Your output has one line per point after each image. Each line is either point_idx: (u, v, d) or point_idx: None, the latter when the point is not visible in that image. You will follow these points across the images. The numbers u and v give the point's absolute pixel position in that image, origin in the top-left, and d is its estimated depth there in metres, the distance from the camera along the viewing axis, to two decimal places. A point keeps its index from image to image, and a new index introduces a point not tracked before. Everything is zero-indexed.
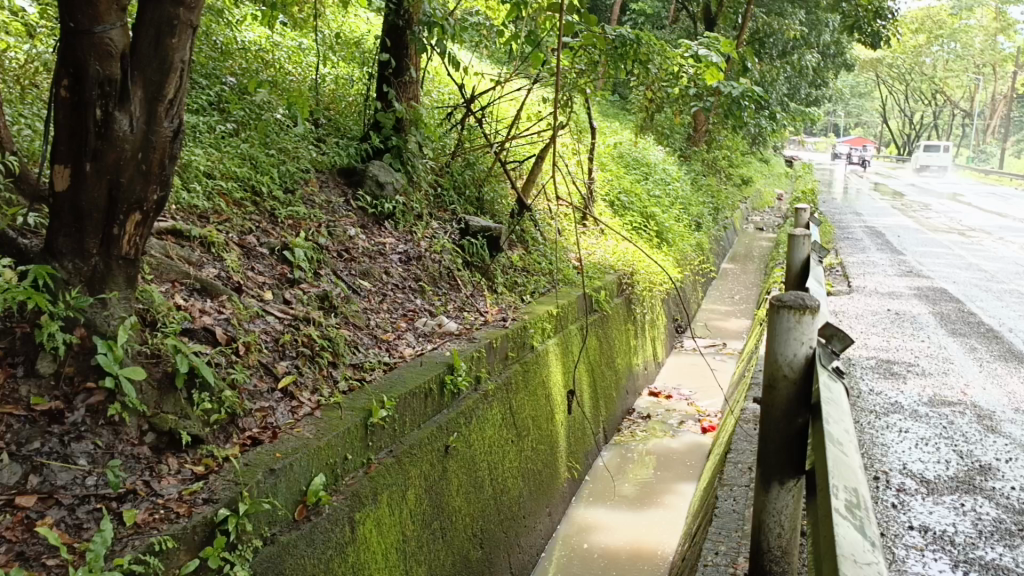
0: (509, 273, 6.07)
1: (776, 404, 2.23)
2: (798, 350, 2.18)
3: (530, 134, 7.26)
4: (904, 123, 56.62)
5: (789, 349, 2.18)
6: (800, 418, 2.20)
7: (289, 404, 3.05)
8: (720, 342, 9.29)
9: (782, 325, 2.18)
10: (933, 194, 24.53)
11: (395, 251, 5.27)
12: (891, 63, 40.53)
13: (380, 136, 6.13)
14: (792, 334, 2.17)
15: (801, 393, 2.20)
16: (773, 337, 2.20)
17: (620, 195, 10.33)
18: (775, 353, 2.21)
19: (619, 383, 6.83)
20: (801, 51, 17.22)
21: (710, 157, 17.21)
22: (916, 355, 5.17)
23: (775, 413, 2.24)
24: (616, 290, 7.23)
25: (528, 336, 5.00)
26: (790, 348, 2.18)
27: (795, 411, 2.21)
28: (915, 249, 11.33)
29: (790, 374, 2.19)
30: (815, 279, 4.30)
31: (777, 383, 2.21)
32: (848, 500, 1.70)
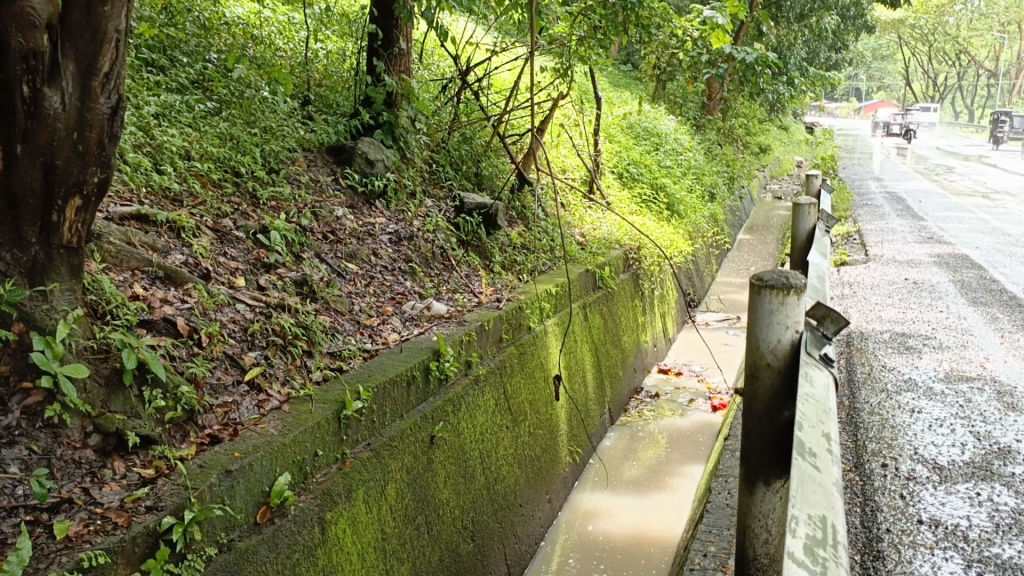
0: (506, 251, 5.88)
1: (761, 393, 2.14)
2: (782, 333, 2.09)
3: (530, 106, 7.01)
4: (928, 85, 55.28)
5: (772, 332, 2.09)
6: (785, 412, 2.13)
7: (255, 398, 2.87)
8: (733, 316, 9.05)
9: (764, 308, 2.07)
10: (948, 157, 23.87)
11: (385, 231, 5.09)
12: (913, 25, 39.48)
13: (370, 112, 5.92)
14: (776, 317, 2.07)
15: (786, 382, 2.11)
16: (756, 320, 2.11)
17: (629, 166, 10.06)
18: (757, 338, 2.12)
19: (626, 361, 6.63)
20: (818, 13, 16.77)
21: (726, 125, 16.81)
22: (934, 327, 4.91)
23: (758, 406, 2.17)
24: (621, 265, 7.02)
25: (523, 316, 4.81)
26: (773, 332, 2.09)
27: (780, 403, 2.12)
28: (936, 214, 10.96)
29: (776, 359, 2.10)
30: (820, 250, 4.08)
31: (760, 372, 2.13)
32: (810, 536, 1.58)
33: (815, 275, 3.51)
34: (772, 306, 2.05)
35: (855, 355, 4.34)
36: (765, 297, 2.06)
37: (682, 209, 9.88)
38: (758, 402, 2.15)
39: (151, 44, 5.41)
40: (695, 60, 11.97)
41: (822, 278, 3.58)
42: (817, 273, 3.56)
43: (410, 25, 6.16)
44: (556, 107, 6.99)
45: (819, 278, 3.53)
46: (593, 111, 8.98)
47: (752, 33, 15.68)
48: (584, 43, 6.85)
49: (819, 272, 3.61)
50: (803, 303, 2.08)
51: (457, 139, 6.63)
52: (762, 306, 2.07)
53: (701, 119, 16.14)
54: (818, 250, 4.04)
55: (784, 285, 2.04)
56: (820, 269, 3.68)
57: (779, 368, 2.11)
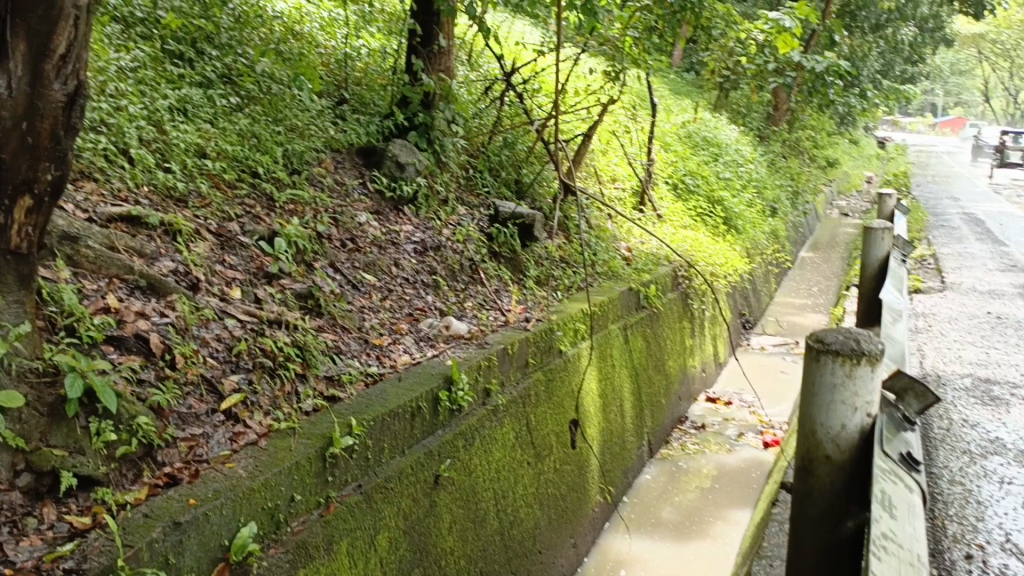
0: (542, 266, 5.50)
1: (818, 489, 2.04)
2: (848, 416, 1.96)
3: (579, 112, 6.61)
4: (1011, 102, 52.78)
5: (836, 412, 1.96)
6: (846, 521, 2.03)
7: (229, 430, 2.53)
8: (791, 341, 8.48)
9: (825, 380, 1.95)
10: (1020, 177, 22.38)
11: (410, 240, 4.76)
12: (996, 39, 37.74)
13: (406, 113, 5.61)
14: (839, 392, 1.95)
15: (846, 478, 2.00)
16: (815, 396, 1.98)
17: (684, 177, 9.56)
18: (819, 419, 1.99)
19: (670, 388, 6.15)
20: (896, 24, 15.96)
21: (792, 138, 16.09)
22: (1020, 373, 4.32)
23: (816, 507, 2.05)
24: (669, 283, 6.56)
25: (554, 339, 4.41)
26: (838, 413, 1.96)
27: (838, 506, 2.03)
28: (1019, 239, 10.15)
29: (840, 448, 1.98)
30: (896, 284, 3.60)
31: (819, 467, 2.02)
32: None
33: (887, 321, 3.03)
34: (837, 377, 1.92)
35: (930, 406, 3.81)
36: (828, 364, 1.93)
37: (740, 224, 9.34)
38: (811, 505, 2.06)
39: (179, 35, 5.21)
40: (760, 68, 11.40)
41: (896, 322, 3.11)
42: (891, 319, 3.08)
43: (453, 22, 5.83)
44: (606, 113, 6.57)
45: (894, 324, 3.05)
46: (649, 119, 8.53)
47: (823, 41, 14.95)
48: (638, 45, 6.41)
49: (893, 316, 3.14)
50: (874, 376, 1.95)
51: (498, 143, 6.27)
52: (823, 378, 1.95)
53: (765, 130, 15.48)
54: (895, 284, 3.58)
55: (850, 352, 1.92)
56: (893, 312, 3.20)
57: (843, 460, 1.99)
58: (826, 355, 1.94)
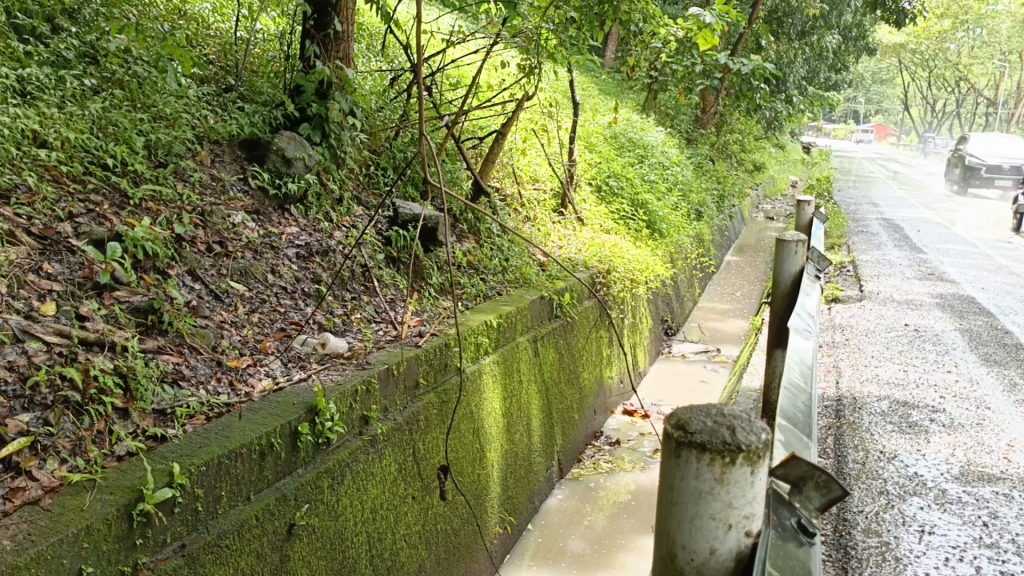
0: (446, 272, 5.08)
1: None
2: (719, 536, 1.47)
3: (492, 107, 6.20)
4: (928, 110, 54.82)
5: (702, 531, 1.47)
6: None
7: (5, 485, 2.06)
8: (713, 349, 8.27)
9: (687, 490, 1.46)
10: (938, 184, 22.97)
11: (293, 243, 4.27)
12: (915, 50, 38.94)
13: (298, 102, 5.10)
14: (706, 502, 1.45)
15: None
16: (676, 507, 1.49)
17: (608, 178, 9.28)
18: (680, 538, 1.50)
19: (584, 402, 5.79)
20: (821, 31, 16.14)
21: (721, 141, 16.05)
22: (942, 395, 4.11)
23: None
24: (586, 290, 6.22)
25: (449, 355, 3.97)
26: (705, 532, 1.47)
27: None
28: (936, 246, 10.22)
29: None
30: (807, 307, 3.27)
31: None
32: None
33: (795, 357, 2.70)
34: (703, 485, 1.43)
35: (845, 437, 3.60)
36: (693, 465, 1.43)
37: (664, 227, 9.10)
38: None
39: (31, 8, 4.62)
40: (687, 70, 11.22)
41: (805, 358, 2.78)
42: (800, 354, 2.75)
43: (352, 6, 5.33)
44: (520, 109, 6.18)
45: (803, 361, 2.72)
46: (572, 118, 8.19)
47: (751, 45, 14.95)
48: (554, 37, 6.03)
49: (802, 350, 2.81)
50: (753, 480, 1.45)
51: (404, 138, 5.82)
52: (687, 481, 1.45)
53: (693, 133, 15.38)
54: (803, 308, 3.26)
55: (721, 446, 1.42)
56: (801, 344, 2.88)
57: None
58: (688, 449, 1.44)
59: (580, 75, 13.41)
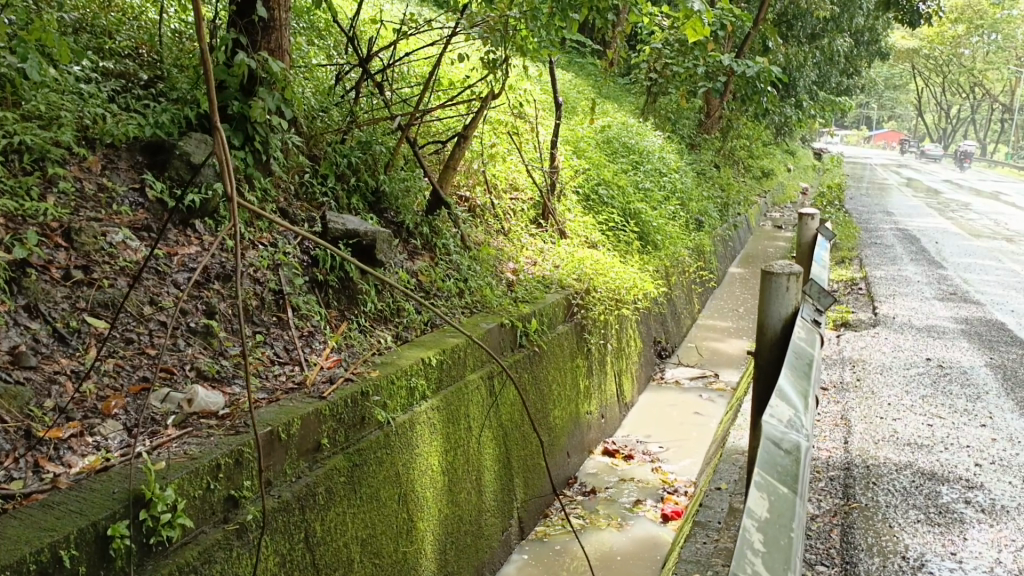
0: (388, 297, 4.36)
1: None
2: None
3: (454, 107, 5.50)
4: (942, 115, 53.86)
5: None
6: None
7: None
8: (710, 374, 7.49)
9: None
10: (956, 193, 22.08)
11: (189, 265, 3.55)
12: (927, 55, 38.07)
13: (217, 98, 4.37)
14: None
15: None
16: None
17: (598, 186, 8.55)
18: None
19: (557, 445, 5.05)
20: (831, 34, 15.45)
21: (726, 146, 15.31)
22: (977, 464, 3.35)
23: None
24: (560, 314, 5.48)
25: (367, 406, 3.24)
26: None
27: None
28: (955, 260, 9.45)
29: None
30: (793, 390, 2.25)
31: None
32: None
33: (761, 513, 1.67)
34: None
35: (857, 528, 2.84)
36: None
37: (659, 239, 8.37)
38: None
39: None
40: (688, 71, 10.51)
41: (777, 516, 1.69)
42: (769, 507, 1.70)
43: None
44: (485, 108, 5.47)
45: (778, 524, 1.68)
46: (556, 121, 7.50)
47: (757, 47, 14.25)
48: (523, 27, 5.31)
49: (776, 498, 1.75)
50: None
51: (351, 142, 5.12)
52: None
53: (696, 138, 14.62)
54: (783, 396, 2.19)
55: None
56: (776, 477, 1.82)
57: None
58: None
59: (576, 77, 12.72)
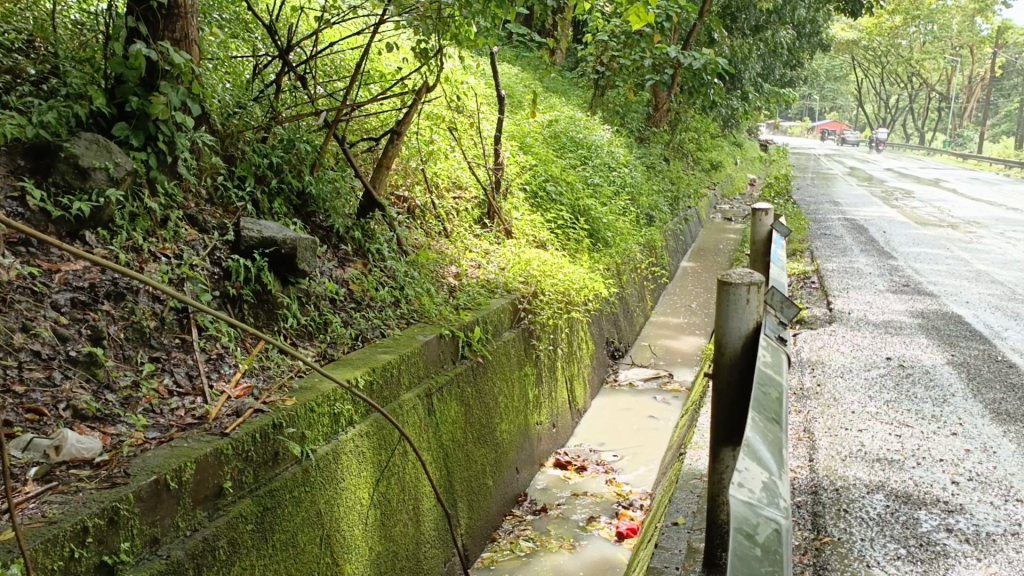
0: (312, 310, 3.95)
1: None
2: None
3: (385, 101, 5.09)
4: (883, 106, 54.94)
5: None
6: None
7: None
8: (664, 374, 7.22)
9: None
10: (900, 181, 22.32)
11: (75, 283, 3.11)
12: (868, 46, 38.66)
13: (114, 94, 3.89)
14: None
15: None
16: None
17: (545, 182, 8.22)
18: None
19: (503, 464, 4.67)
20: (775, 26, 15.38)
21: (675, 139, 15.15)
22: (953, 483, 3.14)
23: None
24: (505, 320, 5.11)
25: (281, 440, 2.84)
26: None
27: None
28: (905, 249, 9.35)
29: None
30: (767, 453, 1.65)
31: None
32: None
33: None
34: None
35: (831, 568, 2.55)
36: None
37: (609, 236, 8.08)
38: None
39: None
40: (635, 64, 10.27)
41: None
42: None
43: None
44: (419, 102, 5.08)
45: None
46: (499, 115, 7.14)
47: (703, 38, 14.07)
48: (456, 14, 4.93)
49: None
50: None
51: (272, 140, 4.68)
52: None
53: (645, 131, 14.40)
54: (753, 458, 1.59)
55: None
56: None
57: None
58: None
59: (522, 71, 12.37)
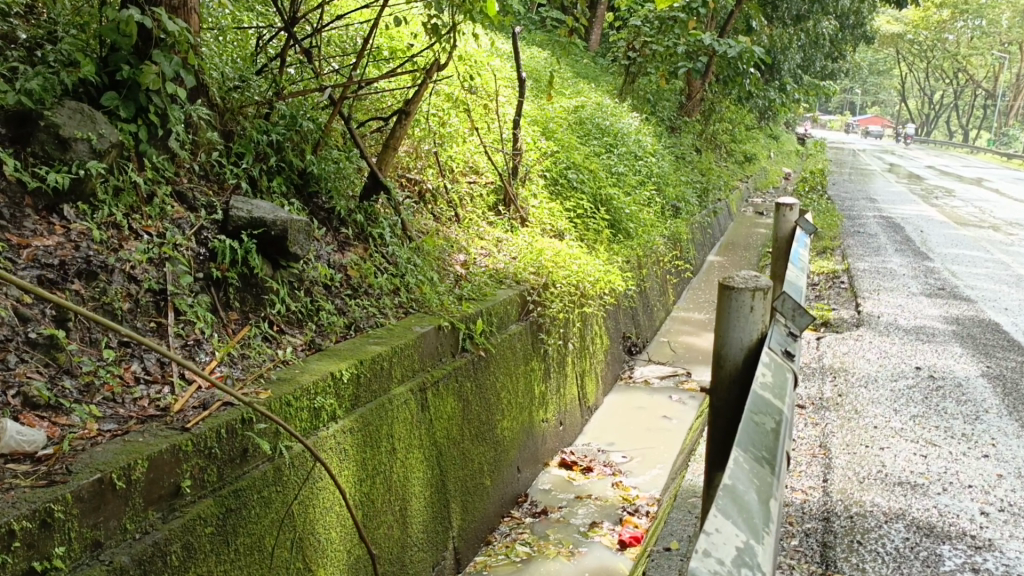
0: (302, 296, 3.75)
1: None
2: None
3: (395, 79, 4.86)
4: (926, 102, 53.55)
5: None
6: None
7: None
8: (682, 372, 6.95)
9: None
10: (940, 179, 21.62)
11: (45, 260, 2.94)
12: (912, 40, 37.58)
13: (106, 62, 3.70)
14: None
15: None
16: None
17: (567, 169, 7.95)
18: None
19: (505, 464, 4.49)
20: (817, 16, 14.87)
21: (708, 130, 14.75)
22: (981, 515, 2.87)
23: None
24: (513, 312, 4.89)
25: (251, 436, 2.65)
26: None
27: None
28: (942, 251, 8.95)
29: None
30: (749, 499, 1.52)
31: None
32: None
33: None
34: None
35: None
36: None
37: (632, 228, 7.80)
38: None
39: None
40: (668, 50, 9.92)
41: None
42: None
43: None
44: (430, 80, 4.84)
45: None
46: (519, 98, 6.87)
47: (741, 26, 13.64)
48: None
49: None
50: None
51: (274, 117, 4.48)
52: None
53: (676, 120, 14.02)
54: (730, 506, 1.46)
55: None
56: None
57: None
58: None
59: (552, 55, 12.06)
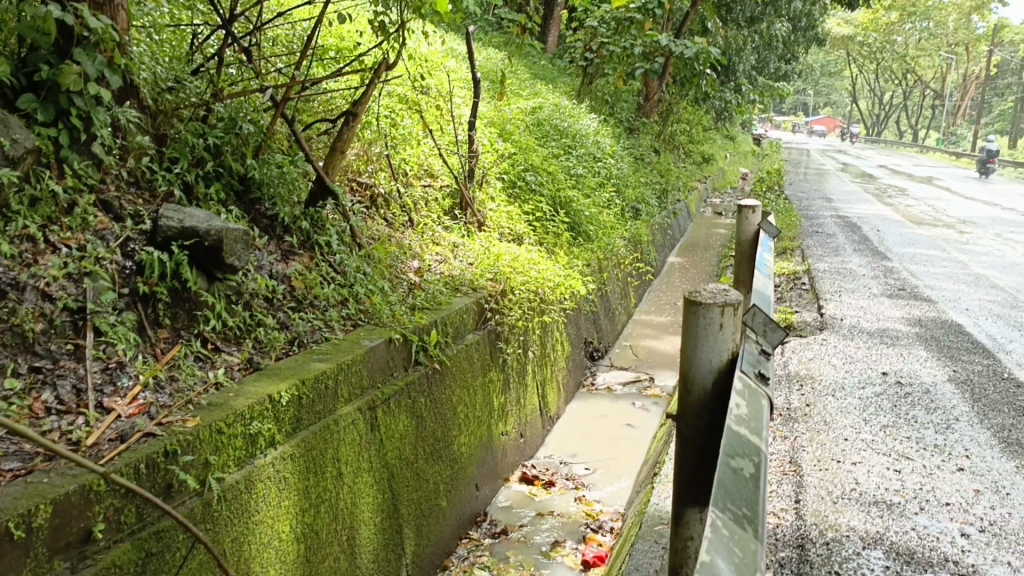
0: (241, 310, 3.51)
1: None
2: None
3: (342, 78, 4.62)
4: (877, 102, 54.58)
5: None
6: None
7: None
8: (645, 378, 6.81)
9: None
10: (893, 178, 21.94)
11: None
12: (863, 41, 38.21)
13: (22, 61, 3.42)
14: None
15: None
16: None
17: (524, 171, 7.77)
18: None
19: (463, 481, 4.29)
20: (772, 17, 14.92)
21: (666, 131, 14.69)
22: (960, 537, 2.76)
23: None
24: (470, 321, 4.68)
25: (176, 470, 2.41)
26: None
27: None
28: (900, 250, 8.97)
29: None
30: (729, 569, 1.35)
31: None
32: None
33: None
34: None
35: None
36: None
37: (591, 231, 7.65)
38: None
39: None
40: (625, 50, 9.79)
41: None
42: None
43: None
44: (379, 80, 4.61)
45: None
46: (474, 98, 6.66)
47: (697, 27, 13.60)
48: None
49: None
50: None
51: (212, 119, 4.21)
52: None
53: (634, 121, 13.93)
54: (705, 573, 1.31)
55: None
56: None
57: None
58: None
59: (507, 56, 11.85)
